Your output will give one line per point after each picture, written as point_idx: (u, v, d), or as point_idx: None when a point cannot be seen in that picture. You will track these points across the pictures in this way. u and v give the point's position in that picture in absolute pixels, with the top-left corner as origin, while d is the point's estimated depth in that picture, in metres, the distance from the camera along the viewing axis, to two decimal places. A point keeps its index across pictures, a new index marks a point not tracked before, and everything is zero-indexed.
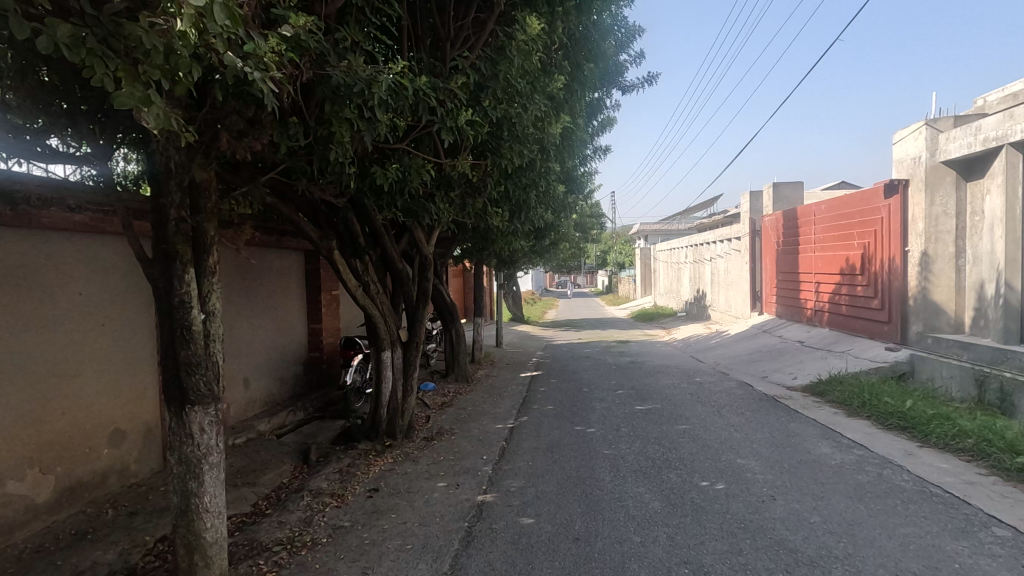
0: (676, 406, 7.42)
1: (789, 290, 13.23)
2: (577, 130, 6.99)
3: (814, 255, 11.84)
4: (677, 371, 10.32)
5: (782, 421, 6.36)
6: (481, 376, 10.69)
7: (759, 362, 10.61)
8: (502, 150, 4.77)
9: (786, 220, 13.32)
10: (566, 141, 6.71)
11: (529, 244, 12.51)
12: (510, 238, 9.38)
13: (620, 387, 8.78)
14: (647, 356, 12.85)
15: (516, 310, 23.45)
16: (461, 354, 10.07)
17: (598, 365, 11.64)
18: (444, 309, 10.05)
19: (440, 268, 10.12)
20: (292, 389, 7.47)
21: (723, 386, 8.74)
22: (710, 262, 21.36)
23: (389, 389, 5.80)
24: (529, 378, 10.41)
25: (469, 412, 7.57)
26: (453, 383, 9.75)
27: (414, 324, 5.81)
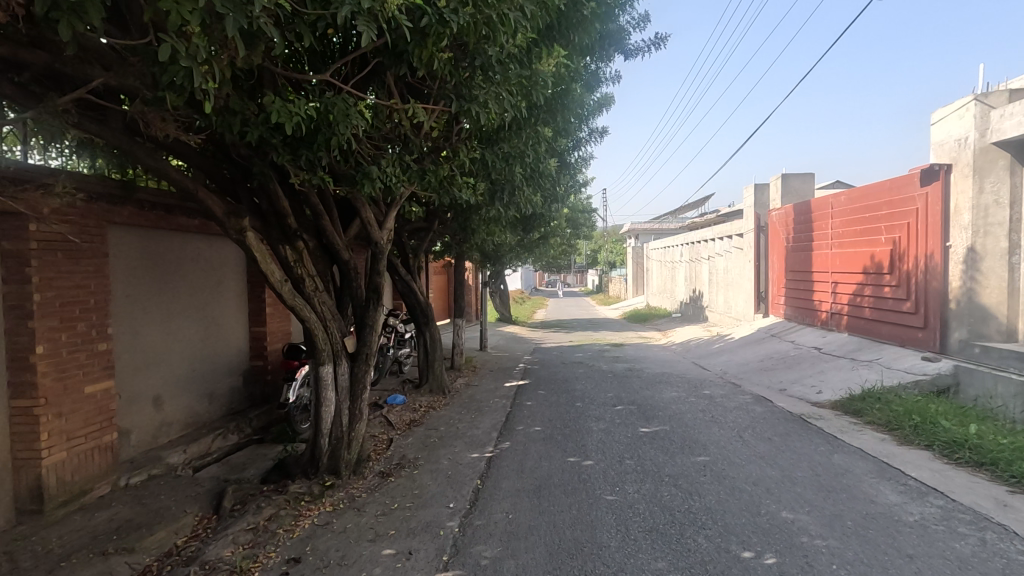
0: (688, 427, 6.21)
1: (801, 290, 12.09)
2: (574, 91, 5.80)
3: (831, 252, 10.72)
4: (681, 381, 9.12)
5: (823, 451, 5.17)
6: (460, 386, 9.41)
7: (772, 371, 9.42)
8: (473, 95, 3.86)
9: (798, 214, 12.17)
10: (558, 102, 5.54)
11: (516, 237, 11.26)
12: (493, 226, 8.12)
13: (620, 402, 7.56)
14: (645, 362, 11.64)
15: (503, 310, 22.19)
16: (437, 362, 8.79)
17: (591, 373, 10.40)
18: (418, 310, 8.77)
19: (414, 262, 8.83)
20: (224, 406, 6.15)
21: (737, 400, 7.56)
22: (708, 260, 20.26)
23: (333, 413, 4.53)
24: (514, 389, 9.15)
25: (440, 435, 6.31)
26: (426, 394, 8.49)
27: (365, 332, 4.55)
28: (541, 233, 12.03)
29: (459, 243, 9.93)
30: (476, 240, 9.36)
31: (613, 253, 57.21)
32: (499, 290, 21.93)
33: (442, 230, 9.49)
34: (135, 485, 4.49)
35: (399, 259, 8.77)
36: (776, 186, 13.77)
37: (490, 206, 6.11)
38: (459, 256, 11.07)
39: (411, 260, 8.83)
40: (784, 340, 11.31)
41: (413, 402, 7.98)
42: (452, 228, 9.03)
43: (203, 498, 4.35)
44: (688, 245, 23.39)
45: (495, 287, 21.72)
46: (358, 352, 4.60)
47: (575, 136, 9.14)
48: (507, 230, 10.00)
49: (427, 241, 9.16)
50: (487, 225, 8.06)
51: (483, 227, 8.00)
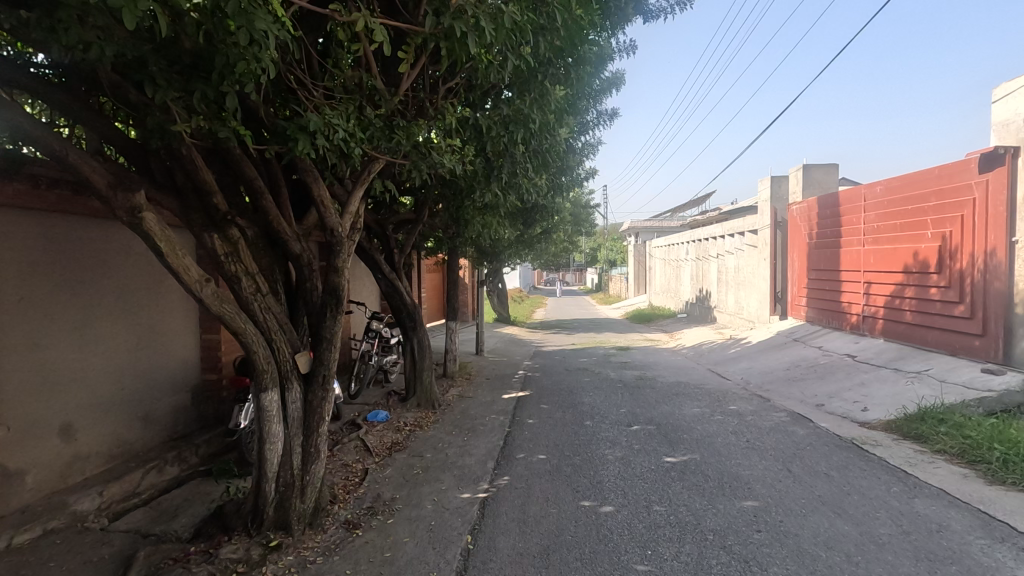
0: (722, 456, 5.18)
1: (826, 291, 11.07)
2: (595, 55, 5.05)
3: (864, 249, 9.71)
4: (701, 394, 8.10)
5: (899, 495, 4.15)
6: (453, 398, 8.37)
7: (803, 382, 8.39)
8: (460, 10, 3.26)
9: (824, 208, 11.16)
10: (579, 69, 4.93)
11: (515, 232, 10.26)
12: (489, 217, 7.11)
13: (636, 421, 6.54)
14: (656, 369, 10.62)
15: (501, 310, 21.18)
16: (427, 371, 7.75)
17: (599, 382, 9.39)
18: (404, 313, 7.70)
19: (399, 259, 7.78)
20: (165, 431, 5.08)
21: (772, 419, 6.53)
22: (716, 258, 19.25)
23: (280, 453, 3.49)
24: (513, 402, 8.12)
25: (425, 464, 5.28)
26: (413, 409, 7.44)
27: (321, 348, 3.50)
28: (542, 228, 11.03)
29: (453, 238, 8.91)
30: (471, 234, 8.34)
31: (613, 252, 56.28)
32: (497, 289, 20.94)
33: (433, 222, 8.45)
34: (22, 546, 3.44)
35: (382, 255, 7.72)
36: (795, 178, 12.77)
37: (477, 192, 5.27)
38: (452, 253, 10.03)
39: (396, 256, 7.79)
40: (810, 346, 10.28)
41: (397, 419, 6.96)
42: (445, 219, 8.01)
43: (106, 566, 3.30)
44: (694, 243, 22.39)
45: (493, 286, 20.73)
46: (312, 373, 3.56)
47: (582, 117, 8.12)
48: (505, 223, 8.98)
49: (416, 235, 8.12)
50: (481, 215, 7.06)
51: (477, 218, 6.99)
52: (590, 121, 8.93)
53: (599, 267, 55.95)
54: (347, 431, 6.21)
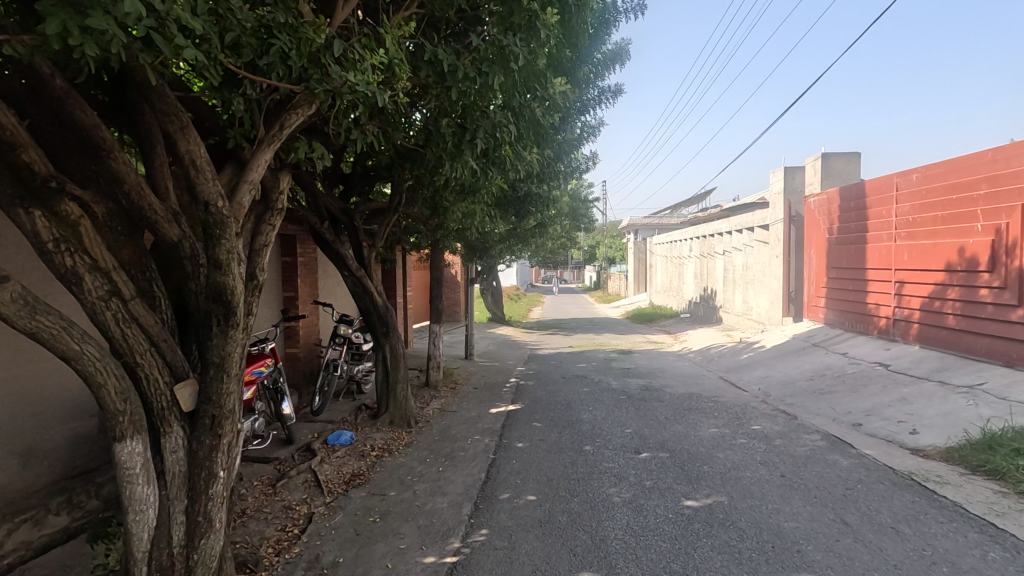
0: (754, 498, 4.16)
1: (849, 291, 10.05)
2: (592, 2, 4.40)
3: (895, 244, 8.70)
4: (716, 410, 7.08)
5: (1001, 566, 3.12)
6: (433, 414, 7.32)
7: (832, 395, 7.36)
8: None
9: (847, 200, 10.17)
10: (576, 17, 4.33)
11: (505, 225, 9.22)
12: (470, 203, 6.10)
13: (644, 447, 5.52)
14: (663, 377, 9.59)
15: (496, 309, 20.15)
16: (400, 384, 6.70)
17: (599, 393, 8.36)
18: (374, 317, 6.61)
19: (369, 255, 6.73)
20: (57, 469, 4.04)
21: (805, 444, 5.52)
22: (722, 255, 18.23)
23: (152, 526, 2.43)
24: (502, 417, 7.09)
25: (384, 509, 4.23)
26: (384, 429, 6.40)
27: (209, 377, 2.48)
28: (536, 222, 9.98)
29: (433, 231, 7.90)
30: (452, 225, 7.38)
31: (612, 249, 55.27)
32: (491, 288, 19.91)
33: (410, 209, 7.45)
34: None
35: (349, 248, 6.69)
36: (812, 168, 11.76)
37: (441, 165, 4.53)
38: (435, 248, 8.96)
39: (365, 250, 6.74)
40: (834, 352, 9.25)
41: (362, 441, 5.93)
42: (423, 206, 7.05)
43: None
44: (698, 239, 21.37)
45: (487, 284, 19.70)
46: (196, 413, 2.53)
47: (580, 90, 7.13)
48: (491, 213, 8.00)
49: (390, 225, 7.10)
50: (458, 203, 6.04)
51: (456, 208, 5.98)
52: (590, 98, 7.89)
53: (598, 265, 54.93)
54: (299, 460, 5.20)
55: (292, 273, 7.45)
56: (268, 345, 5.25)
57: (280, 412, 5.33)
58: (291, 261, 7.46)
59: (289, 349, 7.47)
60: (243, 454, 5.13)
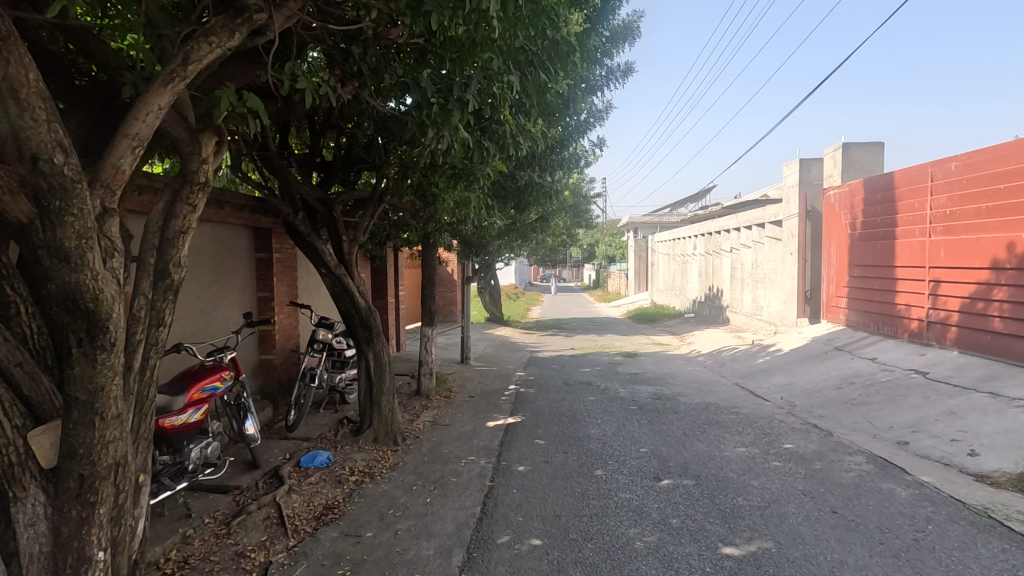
0: (807, 544, 3.42)
1: (876, 291, 9.29)
2: None
3: (930, 240, 7.97)
4: (740, 424, 6.36)
5: None
6: (423, 428, 6.57)
7: (866, 406, 6.64)
8: None
9: (872, 193, 9.46)
10: None
11: (504, 219, 8.50)
12: (464, 193, 5.37)
13: (665, 473, 4.79)
14: (674, 384, 8.87)
15: (494, 309, 19.43)
16: (386, 396, 5.93)
17: (606, 403, 7.63)
18: (355, 320, 5.82)
19: (351, 251, 5.91)
20: None
21: (849, 468, 4.79)
22: (730, 253, 17.53)
23: None
24: (500, 432, 6.36)
25: (356, 557, 3.49)
26: (366, 447, 5.65)
27: (76, 419, 2.09)
28: (537, 215, 9.27)
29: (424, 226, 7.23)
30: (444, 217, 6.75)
31: (612, 248, 54.53)
32: (489, 287, 19.18)
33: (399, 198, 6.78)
34: None
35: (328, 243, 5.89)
36: (832, 159, 11.03)
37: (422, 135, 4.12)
38: (427, 245, 8.20)
39: (345, 245, 5.92)
40: (860, 357, 8.52)
41: (340, 464, 5.17)
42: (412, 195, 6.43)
43: None
44: (703, 236, 20.68)
45: (484, 283, 18.97)
46: (58, 466, 2.13)
47: (587, 67, 6.43)
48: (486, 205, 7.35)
49: (372, 218, 6.30)
50: (447, 191, 5.38)
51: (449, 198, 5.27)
52: (596, 77, 7.17)
53: (597, 264, 54.20)
54: (263, 489, 4.44)
55: (267, 271, 6.69)
56: (228, 356, 4.48)
57: (242, 432, 4.59)
58: (265, 258, 6.71)
59: (264, 355, 6.77)
60: (198, 483, 4.39)
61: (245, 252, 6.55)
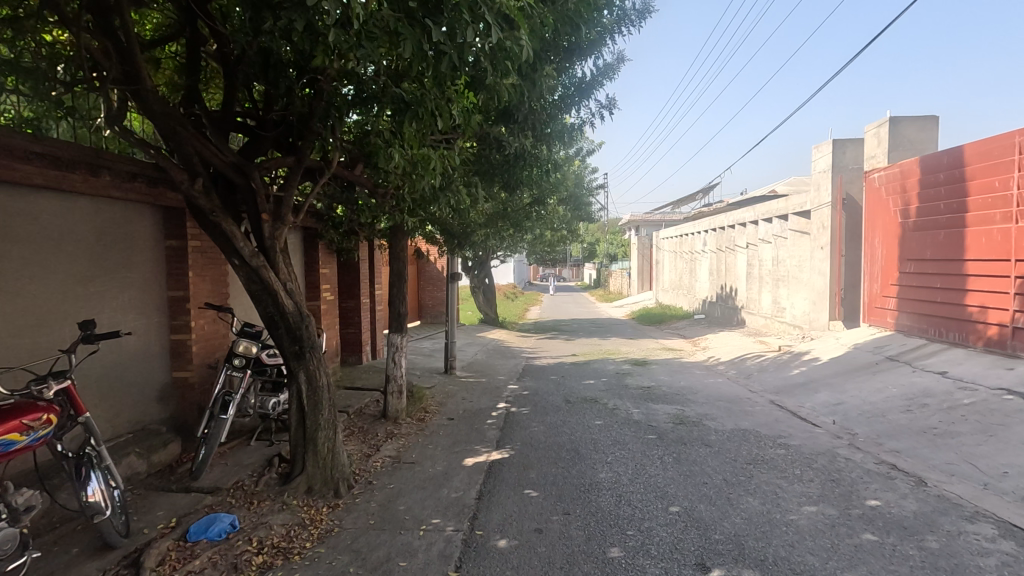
0: None
1: (938, 291, 7.76)
2: None
3: (1016, 226, 6.48)
4: (795, 463, 4.86)
5: None
6: (380, 468, 5.05)
7: (955, 440, 5.11)
8: None
9: (933, 171, 7.91)
10: None
11: (491, 200, 7.12)
12: (412, 135, 4.17)
13: (712, 556, 3.27)
14: (697, 402, 7.36)
15: (488, 310, 17.96)
16: (323, 432, 4.39)
17: (617, 430, 6.12)
18: (279, 327, 4.23)
19: (274, 237, 4.28)
20: None
21: (982, 550, 3.27)
22: (745, 249, 16.05)
23: None
24: (480, 474, 4.85)
25: None
26: (293, 506, 4.10)
27: None
28: (533, 199, 7.75)
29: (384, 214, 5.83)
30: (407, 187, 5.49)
31: (614, 247, 52.97)
32: (483, 285, 17.71)
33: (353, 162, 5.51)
34: None
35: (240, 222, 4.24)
36: (875, 137, 9.47)
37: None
38: (396, 235, 6.68)
39: (263, 226, 4.27)
40: (926, 371, 6.96)
41: (246, 534, 3.64)
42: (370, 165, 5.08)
43: None
44: (714, 232, 19.18)
45: (477, 281, 17.50)
46: None
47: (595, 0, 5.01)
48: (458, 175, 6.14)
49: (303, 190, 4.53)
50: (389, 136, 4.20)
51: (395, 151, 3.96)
52: (606, 16, 5.62)
53: (599, 262, 52.59)
54: None
55: (180, 264, 5.15)
56: (54, 388, 2.93)
57: (81, 500, 3.07)
58: (178, 247, 5.17)
59: (178, 373, 5.24)
60: None
61: (148, 239, 5.01)
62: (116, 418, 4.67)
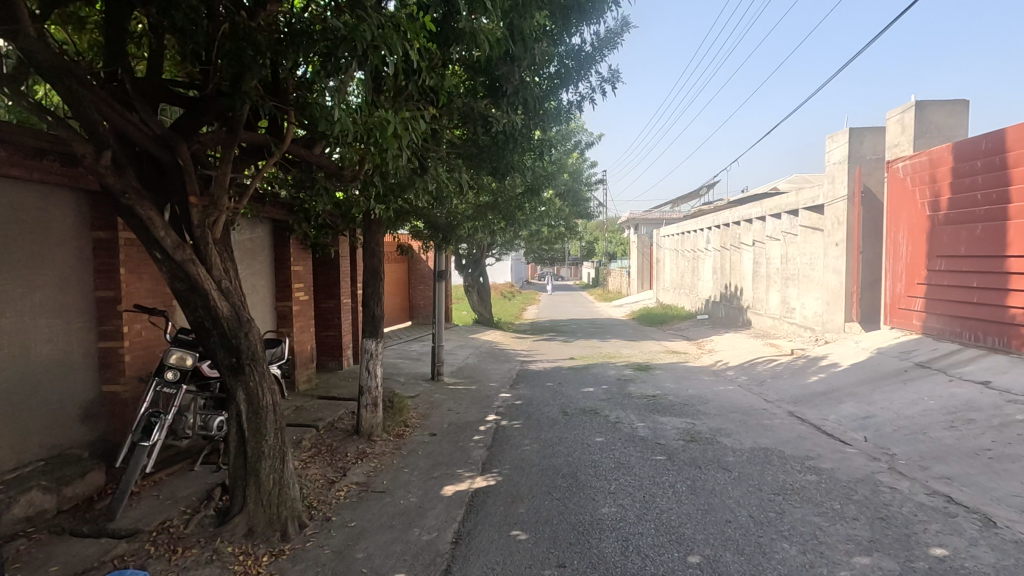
0: None
1: (974, 291, 7.03)
2: None
3: None
4: (831, 495, 4.12)
5: None
6: (343, 500, 4.28)
7: (1017, 465, 4.37)
8: None
9: (968, 158, 7.19)
10: None
11: (479, 188, 6.36)
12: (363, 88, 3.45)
13: None
14: (708, 415, 6.62)
15: (483, 310, 17.22)
16: (267, 465, 3.62)
17: (620, 449, 5.37)
18: (212, 334, 3.47)
19: (206, 225, 3.48)
20: None
21: None
22: (752, 246, 15.31)
23: None
24: (459, 508, 4.10)
25: None
26: (226, 555, 3.32)
27: None
28: (527, 189, 7.00)
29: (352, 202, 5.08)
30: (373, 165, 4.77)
31: (613, 245, 52.28)
32: (477, 284, 16.98)
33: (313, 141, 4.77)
34: None
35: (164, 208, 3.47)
36: (898, 124, 8.72)
37: None
38: (370, 229, 5.91)
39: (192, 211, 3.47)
40: (965, 380, 6.22)
41: None
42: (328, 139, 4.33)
43: None
44: (717, 230, 18.45)
45: (471, 280, 16.76)
46: None
47: None
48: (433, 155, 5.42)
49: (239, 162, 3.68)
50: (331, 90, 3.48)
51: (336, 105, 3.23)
52: None
53: (598, 261, 51.89)
54: None
55: (109, 259, 4.39)
56: None
57: None
58: (107, 240, 4.40)
59: (108, 387, 4.49)
60: None
61: (68, 231, 4.24)
62: (22, 443, 3.91)
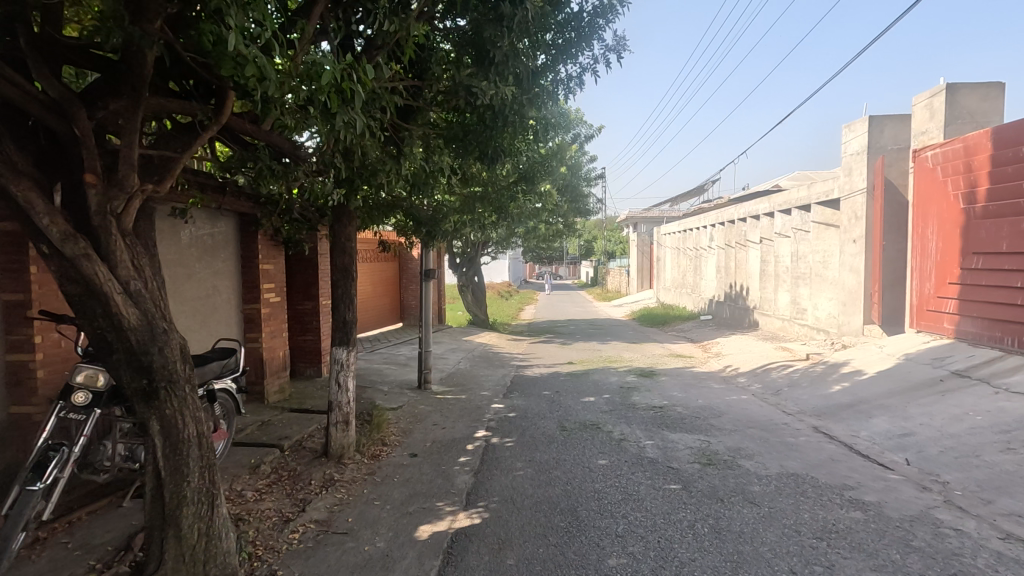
0: None
1: (1017, 291, 6.34)
2: None
3: None
4: (884, 540, 3.41)
5: None
6: (295, 545, 3.54)
7: None
8: None
9: (1012, 145, 6.46)
10: None
11: (466, 176, 5.66)
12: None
13: None
14: (723, 431, 5.91)
15: (478, 311, 16.48)
16: (189, 514, 2.88)
17: (627, 476, 4.66)
18: (115, 346, 2.72)
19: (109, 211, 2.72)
20: None
21: None
22: (759, 244, 14.60)
23: None
24: (435, 557, 3.38)
25: None
26: None
27: None
28: (521, 178, 6.28)
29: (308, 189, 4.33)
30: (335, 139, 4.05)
31: (612, 244, 51.56)
32: (472, 283, 16.24)
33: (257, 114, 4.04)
34: None
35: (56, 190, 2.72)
36: (926, 109, 8.01)
37: None
38: (337, 220, 5.18)
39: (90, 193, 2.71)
40: (1015, 393, 5.51)
41: None
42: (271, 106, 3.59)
43: None
44: (722, 227, 17.72)
45: (466, 279, 16.03)
46: None
47: None
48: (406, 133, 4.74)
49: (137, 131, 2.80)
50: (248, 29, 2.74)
51: (236, 34, 2.47)
52: None
53: (597, 260, 51.17)
54: None
55: (18, 254, 3.66)
56: None
57: None
58: (14, 232, 3.67)
59: (18, 408, 3.76)
60: None
61: None
62: None
